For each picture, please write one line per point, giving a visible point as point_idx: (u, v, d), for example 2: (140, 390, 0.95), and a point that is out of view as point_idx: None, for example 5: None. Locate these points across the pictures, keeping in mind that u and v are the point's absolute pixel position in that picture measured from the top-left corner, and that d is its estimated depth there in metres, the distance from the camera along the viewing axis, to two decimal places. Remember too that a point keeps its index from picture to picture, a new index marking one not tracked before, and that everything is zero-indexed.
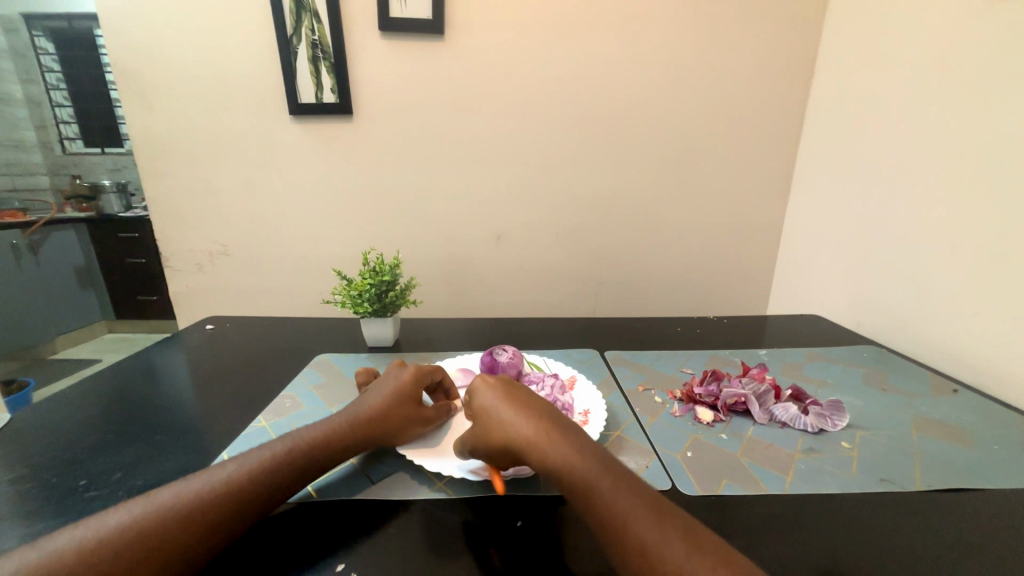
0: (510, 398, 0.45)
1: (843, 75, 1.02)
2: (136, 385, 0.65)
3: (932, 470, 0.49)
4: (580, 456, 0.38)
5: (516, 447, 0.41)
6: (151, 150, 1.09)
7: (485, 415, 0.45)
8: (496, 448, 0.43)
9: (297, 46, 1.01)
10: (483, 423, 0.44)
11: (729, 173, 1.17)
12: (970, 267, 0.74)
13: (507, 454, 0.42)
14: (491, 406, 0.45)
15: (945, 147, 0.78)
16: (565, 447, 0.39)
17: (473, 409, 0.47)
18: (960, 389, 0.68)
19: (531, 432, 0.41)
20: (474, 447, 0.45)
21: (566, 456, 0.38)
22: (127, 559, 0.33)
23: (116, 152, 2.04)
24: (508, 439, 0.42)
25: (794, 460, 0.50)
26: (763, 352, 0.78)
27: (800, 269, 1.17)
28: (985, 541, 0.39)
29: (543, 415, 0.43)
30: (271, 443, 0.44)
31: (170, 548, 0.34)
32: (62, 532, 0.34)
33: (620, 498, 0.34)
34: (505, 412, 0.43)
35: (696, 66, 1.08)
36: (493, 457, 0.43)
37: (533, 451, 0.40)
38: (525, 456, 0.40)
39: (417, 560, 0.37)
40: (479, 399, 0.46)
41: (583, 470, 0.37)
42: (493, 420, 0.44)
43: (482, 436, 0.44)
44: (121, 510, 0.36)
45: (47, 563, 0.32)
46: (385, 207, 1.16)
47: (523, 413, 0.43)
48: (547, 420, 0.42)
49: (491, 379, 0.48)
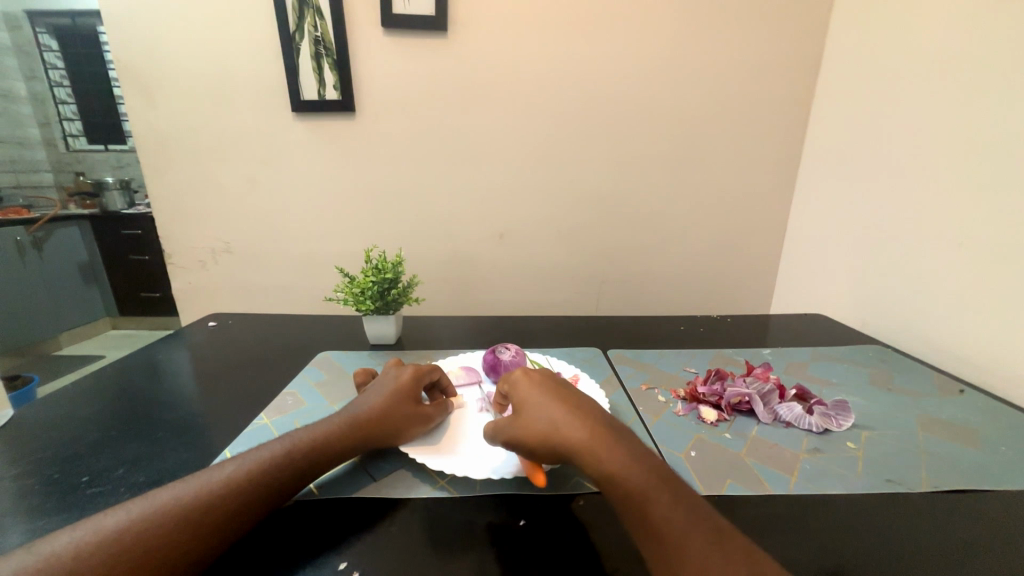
0: (560, 397, 0.45)
1: (848, 73, 1.01)
2: (139, 381, 0.65)
3: (939, 471, 0.48)
4: (634, 462, 0.38)
5: (560, 444, 0.41)
6: (154, 147, 1.09)
7: (530, 409, 0.44)
8: (535, 442, 0.42)
9: (300, 42, 1.00)
10: (528, 417, 0.44)
11: (733, 170, 1.16)
12: (977, 266, 0.73)
13: (547, 450, 0.41)
14: (540, 402, 0.44)
15: (951, 145, 0.77)
16: (617, 450, 0.39)
17: (516, 402, 0.46)
18: (966, 389, 0.67)
19: (582, 432, 0.40)
20: (510, 441, 0.44)
21: (622, 461, 0.37)
22: (128, 559, 0.33)
23: (119, 149, 2.06)
24: (555, 436, 0.41)
25: (798, 460, 0.50)
26: (767, 351, 0.77)
27: (804, 267, 1.16)
28: (993, 542, 0.39)
29: (592, 416, 0.42)
30: (270, 443, 0.44)
31: (172, 548, 0.34)
32: (59, 533, 0.34)
33: (677, 511, 0.34)
34: (554, 409, 0.43)
35: (700, 63, 1.07)
36: (534, 455, 0.43)
37: (583, 453, 0.39)
38: (574, 457, 0.40)
39: (419, 559, 0.36)
40: (525, 394, 0.46)
41: (639, 478, 0.36)
42: (540, 415, 0.43)
43: (522, 428, 0.44)
44: (120, 510, 0.36)
45: (46, 564, 0.32)
46: (387, 205, 1.16)
47: (573, 412, 0.42)
48: (597, 421, 0.42)
49: (537, 375, 0.48)
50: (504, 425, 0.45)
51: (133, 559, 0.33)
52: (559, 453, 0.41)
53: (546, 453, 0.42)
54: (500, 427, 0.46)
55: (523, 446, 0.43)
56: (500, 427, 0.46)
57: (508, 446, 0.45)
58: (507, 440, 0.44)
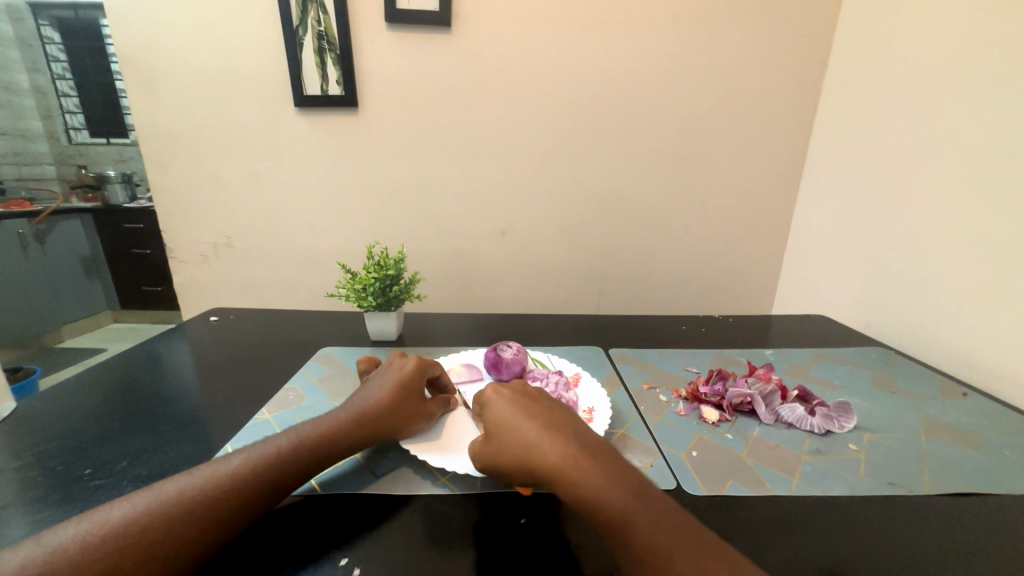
0: (531, 414, 0.44)
1: (854, 72, 1.00)
2: (141, 375, 0.65)
3: (942, 474, 0.48)
4: (611, 479, 0.38)
5: (537, 462, 0.40)
6: (156, 141, 1.09)
7: (503, 429, 0.44)
8: (514, 464, 0.42)
9: (303, 36, 1.00)
10: (501, 438, 0.43)
11: (736, 169, 1.16)
12: (979, 269, 0.73)
13: (526, 472, 0.41)
14: (510, 421, 0.44)
15: (958, 147, 0.76)
16: (595, 469, 0.39)
17: (488, 422, 0.45)
18: (969, 392, 0.67)
19: (557, 453, 0.40)
20: (488, 463, 0.43)
21: (598, 486, 0.37)
22: (134, 555, 0.33)
23: (121, 143, 2.07)
24: (531, 459, 0.41)
25: (800, 462, 0.49)
26: (769, 352, 0.77)
27: (807, 268, 1.16)
28: (993, 546, 0.39)
29: (566, 434, 0.42)
30: (276, 437, 0.44)
31: (177, 544, 0.34)
32: (67, 524, 0.35)
33: (657, 530, 0.34)
34: (525, 428, 0.43)
35: (705, 61, 1.07)
36: (511, 475, 0.42)
37: (560, 474, 0.39)
38: (551, 480, 0.39)
39: (419, 555, 0.37)
40: (498, 412, 0.45)
41: (617, 501, 0.36)
42: (513, 436, 0.43)
43: (497, 449, 0.43)
44: (123, 504, 0.36)
45: (53, 558, 0.32)
46: (389, 201, 1.15)
47: (549, 430, 0.42)
48: (573, 438, 0.42)
49: (508, 392, 0.47)
50: (480, 448, 0.45)
51: (138, 554, 0.33)
52: (537, 473, 0.40)
53: (524, 476, 0.41)
54: (477, 450, 0.45)
55: (503, 469, 0.43)
56: (478, 451, 0.44)
57: (487, 469, 0.44)
58: (483, 463, 0.44)
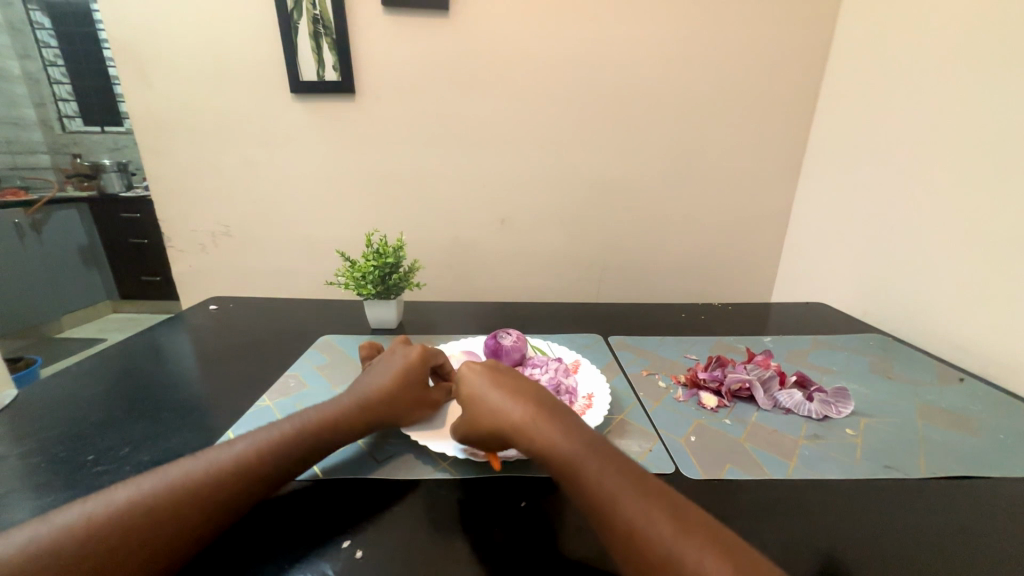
0: (497, 382, 0.46)
1: (858, 56, 0.99)
2: (141, 363, 0.66)
3: (937, 458, 0.49)
4: (572, 438, 0.39)
5: (508, 429, 0.42)
6: (151, 129, 1.08)
7: (473, 398, 0.46)
8: (488, 433, 0.44)
9: (298, 20, 0.98)
10: (471, 407, 0.46)
11: (737, 156, 1.15)
12: (978, 256, 0.73)
13: (496, 437, 0.43)
14: (479, 390, 0.46)
15: (958, 132, 0.76)
16: (558, 430, 0.40)
17: (462, 394, 0.48)
18: (966, 378, 0.67)
19: (519, 415, 0.42)
20: (463, 432, 0.46)
21: (556, 442, 0.39)
22: (139, 535, 0.33)
23: (116, 131, 2.03)
24: (498, 423, 0.43)
25: (797, 446, 0.50)
26: (768, 339, 0.78)
27: (806, 255, 1.15)
28: (983, 527, 0.40)
29: (530, 397, 0.44)
30: (279, 422, 0.44)
31: (181, 524, 0.35)
32: (73, 505, 0.35)
33: (606, 476, 0.36)
34: (491, 395, 0.45)
35: (707, 44, 1.05)
36: (484, 441, 0.44)
37: (524, 435, 0.41)
38: (517, 440, 0.41)
39: (421, 538, 0.37)
40: (470, 386, 0.47)
41: (572, 453, 0.38)
42: (481, 404, 0.45)
43: (470, 417, 0.46)
44: (130, 485, 0.37)
45: (60, 537, 0.33)
46: (387, 189, 1.15)
47: (513, 396, 0.44)
48: (536, 401, 0.43)
49: (478, 366, 0.49)
50: (458, 423, 0.47)
51: (142, 533, 0.34)
52: (508, 439, 0.42)
53: (496, 440, 0.43)
54: (456, 425, 0.47)
55: (476, 436, 0.45)
56: (457, 426, 0.47)
57: (467, 441, 0.45)
58: (459, 432, 0.46)
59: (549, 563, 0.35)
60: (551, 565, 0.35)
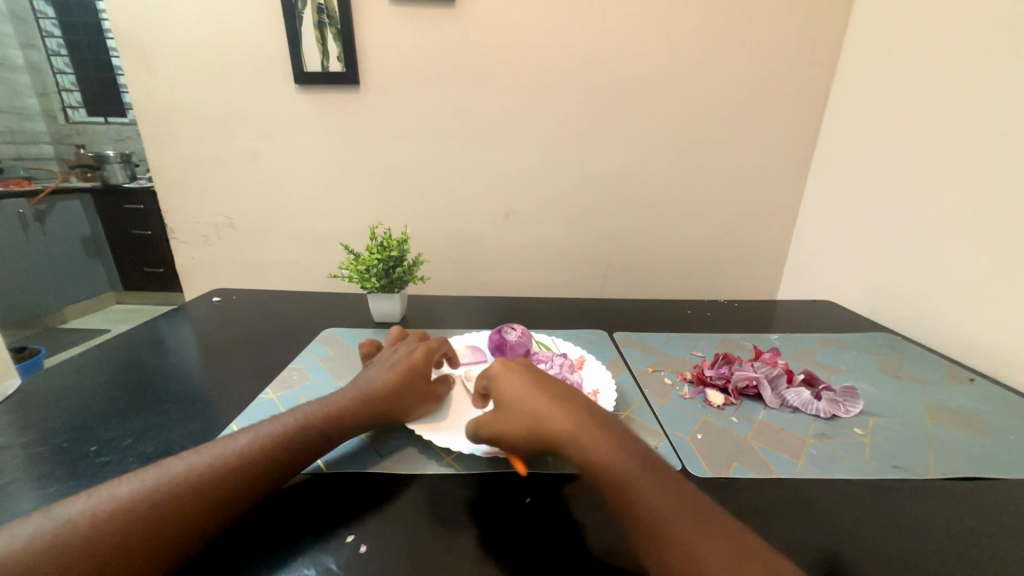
0: (540, 386, 0.44)
1: (869, 50, 0.97)
2: (145, 354, 0.65)
3: (947, 458, 0.48)
4: (624, 453, 0.37)
5: (552, 435, 0.40)
6: (154, 119, 1.07)
7: (511, 399, 0.43)
8: (525, 436, 0.41)
9: (302, 10, 0.97)
10: (508, 408, 0.43)
11: (744, 151, 1.13)
12: (988, 255, 0.72)
13: (535, 441, 0.41)
14: (519, 391, 0.44)
15: (970, 129, 0.75)
16: (608, 441, 0.38)
17: (496, 393, 0.45)
18: (976, 378, 0.67)
19: (568, 422, 0.40)
20: (493, 434, 0.43)
21: (608, 454, 0.37)
22: (144, 530, 0.33)
23: (119, 122, 2.02)
24: (542, 427, 0.40)
25: (805, 445, 0.49)
26: (774, 336, 0.77)
27: (813, 253, 1.14)
28: (994, 529, 0.39)
29: (576, 405, 0.42)
30: (282, 417, 0.44)
31: (186, 517, 0.34)
32: (76, 499, 0.35)
33: (663, 497, 0.34)
34: (534, 398, 0.43)
35: (715, 38, 1.03)
36: (518, 444, 0.41)
37: (570, 443, 0.39)
38: (561, 448, 0.39)
39: (424, 533, 0.37)
40: (507, 386, 0.45)
41: (626, 468, 0.36)
42: (522, 406, 0.42)
43: (505, 417, 0.43)
44: (132, 479, 0.36)
45: (63, 531, 0.33)
46: (390, 182, 1.14)
47: (559, 401, 0.42)
48: (582, 409, 0.41)
49: (516, 366, 0.47)
50: (485, 420, 0.44)
51: (146, 527, 0.33)
52: (550, 445, 0.40)
53: (532, 445, 0.41)
54: (483, 424, 0.44)
55: (508, 438, 0.42)
56: (482, 423, 0.44)
57: (490, 441, 0.43)
58: (489, 433, 0.43)
59: (554, 559, 0.34)
60: (557, 561, 0.34)
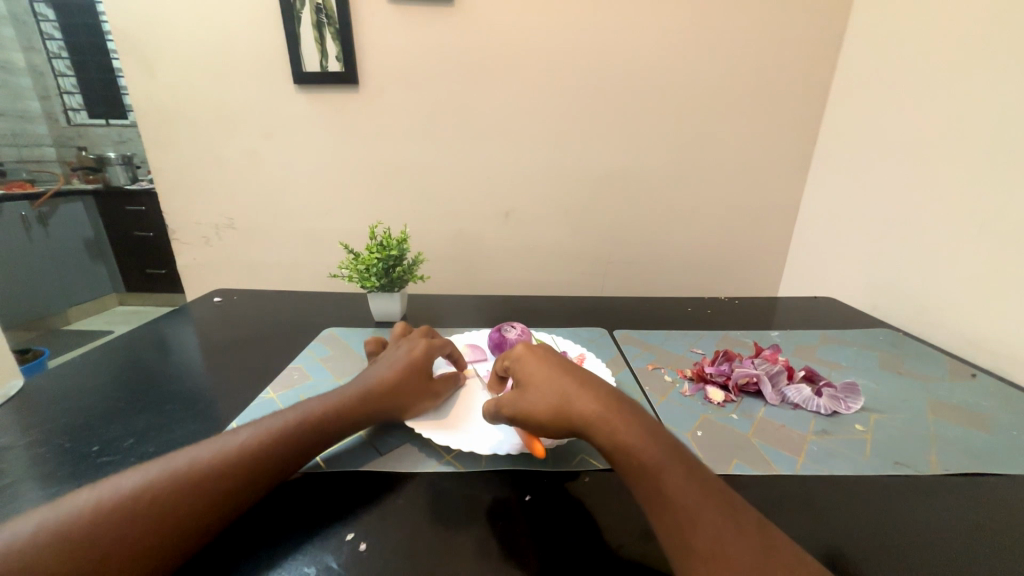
0: (566, 369, 0.44)
1: (869, 45, 0.97)
2: (147, 355, 0.66)
3: (949, 454, 0.48)
4: (651, 437, 0.37)
5: (578, 417, 0.40)
6: (154, 121, 1.08)
7: (538, 381, 0.43)
8: (550, 417, 0.41)
9: (300, 10, 0.97)
10: (534, 389, 0.43)
11: (744, 148, 1.13)
12: (989, 250, 0.71)
13: (560, 422, 0.41)
14: (546, 373, 0.44)
15: (972, 123, 0.74)
16: (636, 425, 0.38)
17: (521, 375, 0.45)
18: (978, 373, 0.66)
19: (596, 403, 0.40)
20: (516, 414, 0.43)
21: (635, 436, 0.37)
22: (147, 521, 0.33)
23: (120, 124, 2.03)
24: (569, 408, 0.40)
25: (806, 442, 0.49)
26: (775, 333, 0.77)
27: (815, 249, 1.14)
28: (996, 526, 0.39)
29: (603, 388, 0.42)
30: (284, 412, 0.44)
31: (190, 510, 0.35)
32: (79, 491, 0.35)
33: (689, 484, 0.34)
34: (561, 380, 0.43)
35: (714, 34, 1.03)
36: (541, 425, 0.41)
37: (598, 424, 0.39)
38: (587, 430, 0.39)
39: (423, 531, 0.37)
40: (532, 369, 0.45)
41: (653, 452, 0.36)
42: (549, 387, 0.42)
43: (530, 398, 0.43)
44: (136, 471, 0.37)
45: (67, 522, 0.33)
46: (390, 181, 1.14)
47: (586, 384, 0.42)
48: (609, 392, 0.41)
49: (542, 350, 0.47)
50: (508, 399, 0.44)
51: (149, 518, 0.33)
52: (576, 426, 0.40)
53: (557, 425, 0.41)
54: (507, 405, 0.44)
55: (532, 417, 0.42)
56: (503, 402, 0.44)
57: (511, 421, 0.44)
58: (512, 413, 0.43)
59: (555, 557, 0.34)
60: (558, 559, 0.34)
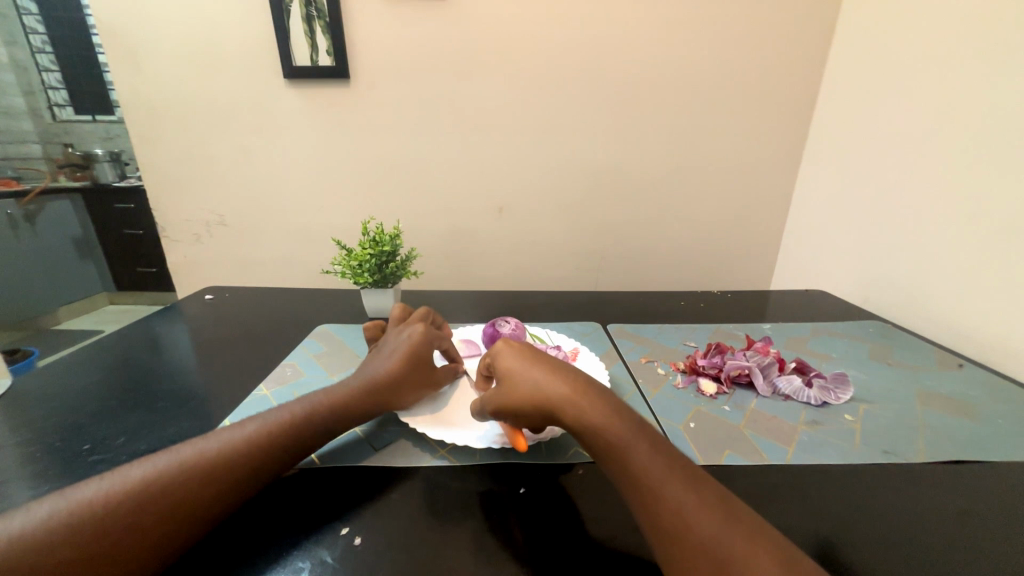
0: (534, 359, 0.44)
1: (861, 38, 0.97)
2: (138, 353, 0.65)
3: (936, 442, 0.49)
4: (617, 419, 0.37)
5: (550, 406, 0.40)
6: (142, 116, 1.06)
7: (510, 374, 0.43)
8: (525, 409, 0.41)
9: (291, 3, 0.96)
10: (507, 383, 0.43)
11: (737, 142, 1.13)
12: (978, 242, 0.72)
13: (535, 413, 0.41)
14: (516, 366, 0.43)
15: (960, 116, 0.75)
16: (602, 409, 0.38)
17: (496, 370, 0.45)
18: (966, 364, 0.67)
19: (564, 390, 0.40)
20: (495, 408, 0.43)
21: (601, 420, 0.37)
22: (155, 511, 0.33)
23: (107, 120, 1.98)
24: (540, 398, 0.40)
25: (796, 432, 0.50)
26: (767, 326, 0.78)
27: (806, 243, 1.15)
28: (982, 512, 0.40)
29: (572, 374, 0.42)
30: (289, 405, 0.44)
31: (196, 503, 0.35)
32: (90, 481, 0.35)
33: (655, 460, 0.34)
34: (531, 370, 0.42)
35: (707, 27, 1.03)
36: (520, 417, 0.42)
37: (568, 411, 0.39)
38: (560, 418, 0.39)
39: (419, 524, 0.37)
40: (503, 362, 0.45)
41: (616, 432, 0.36)
42: (519, 379, 0.42)
43: (505, 392, 0.43)
44: (144, 463, 0.36)
45: (76, 512, 0.33)
46: (382, 177, 1.13)
47: (555, 372, 0.42)
48: (577, 378, 0.41)
49: (513, 341, 0.47)
50: (489, 396, 0.45)
51: (159, 508, 0.34)
52: (551, 416, 0.40)
53: (536, 416, 0.41)
54: (487, 401, 0.44)
55: (510, 411, 0.42)
56: (485, 398, 0.45)
57: (495, 415, 0.44)
58: (493, 408, 0.44)
59: (551, 548, 0.35)
60: (554, 550, 0.35)
